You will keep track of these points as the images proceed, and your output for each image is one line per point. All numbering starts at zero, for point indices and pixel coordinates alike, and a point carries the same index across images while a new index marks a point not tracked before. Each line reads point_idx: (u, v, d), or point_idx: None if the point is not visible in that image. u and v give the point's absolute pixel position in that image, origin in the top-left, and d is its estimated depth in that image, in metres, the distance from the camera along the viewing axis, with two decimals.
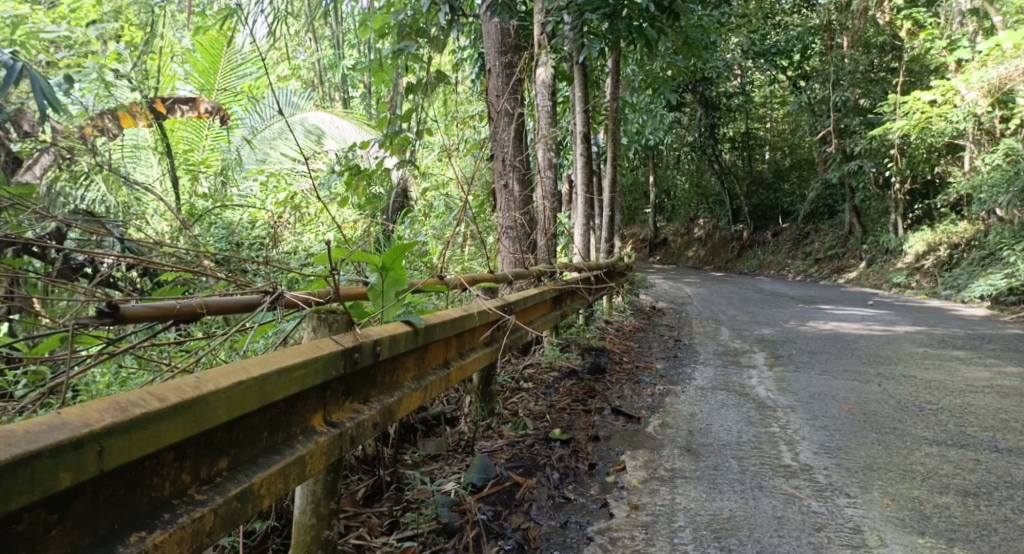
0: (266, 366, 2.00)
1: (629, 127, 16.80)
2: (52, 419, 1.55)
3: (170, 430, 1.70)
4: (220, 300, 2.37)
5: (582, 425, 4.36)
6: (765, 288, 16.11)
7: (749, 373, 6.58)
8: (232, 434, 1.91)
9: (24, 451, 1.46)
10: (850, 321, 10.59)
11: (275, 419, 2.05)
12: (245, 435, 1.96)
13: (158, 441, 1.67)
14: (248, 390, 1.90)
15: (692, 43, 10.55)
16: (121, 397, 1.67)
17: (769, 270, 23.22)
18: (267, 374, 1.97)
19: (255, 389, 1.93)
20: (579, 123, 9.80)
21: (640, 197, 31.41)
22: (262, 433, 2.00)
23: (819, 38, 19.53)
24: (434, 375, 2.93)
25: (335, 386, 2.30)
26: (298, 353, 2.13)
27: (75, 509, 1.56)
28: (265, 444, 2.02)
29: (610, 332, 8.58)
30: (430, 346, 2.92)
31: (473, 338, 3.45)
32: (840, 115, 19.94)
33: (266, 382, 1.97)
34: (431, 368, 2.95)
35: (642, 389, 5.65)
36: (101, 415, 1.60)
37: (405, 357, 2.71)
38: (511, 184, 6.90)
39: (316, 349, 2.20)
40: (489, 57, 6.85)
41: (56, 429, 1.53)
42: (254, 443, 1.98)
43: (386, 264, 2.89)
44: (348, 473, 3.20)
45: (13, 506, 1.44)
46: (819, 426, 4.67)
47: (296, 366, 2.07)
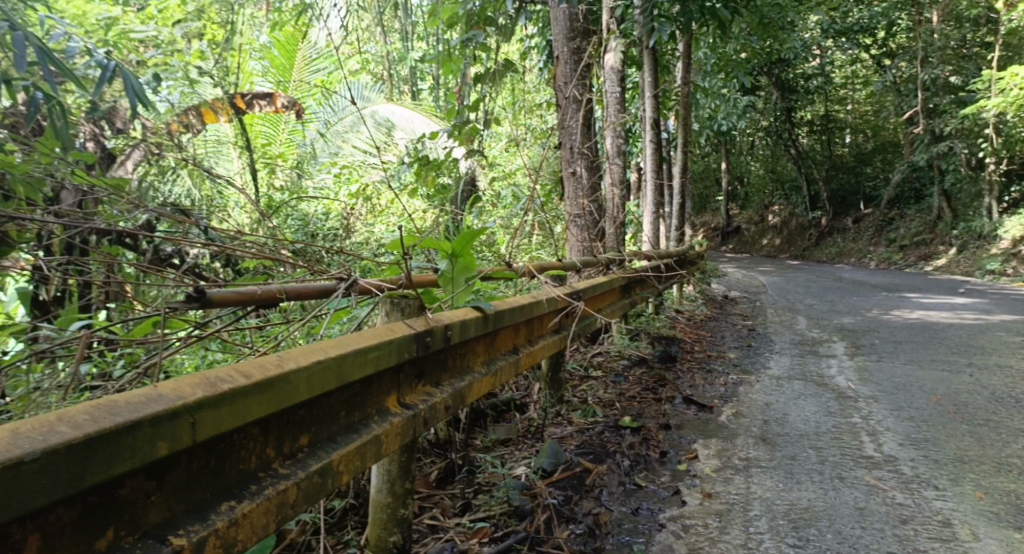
0: (343, 347, 2.07)
1: (701, 112, 16.50)
2: (150, 392, 1.64)
3: (256, 405, 1.77)
4: (299, 286, 2.45)
5: (653, 414, 4.34)
6: (845, 277, 15.60)
7: (829, 363, 6.41)
8: (312, 411, 1.98)
9: (127, 419, 1.54)
10: (937, 310, 10.18)
11: (352, 399, 2.12)
12: (324, 413, 2.03)
13: (245, 415, 1.74)
14: (327, 370, 1.97)
15: (768, 24, 10.28)
16: (211, 373, 1.75)
17: (851, 257, 22.48)
18: (345, 354, 2.04)
19: (334, 368, 2.00)
20: (648, 109, 9.67)
21: (712, 184, 30.82)
22: (339, 412, 2.08)
23: (905, 13, 18.77)
24: (503, 360, 2.97)
25: (408, 369, 2.36)
26: (372, 336, 2.19)
27: (171, 477, 1.64)
28: (343, 423, 2.09)
29: (681, 321, 8.48)
30: (500, 332, 2.96)
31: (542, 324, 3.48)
32: (929, 94, 19.08)
33: (343, 362, 2.03)
34: (500, 353, 2.99)
35: (714, 378, 5.57)
36: (194, 389, 1.68)
37: (475, 342, 2.75)
38: (580, 172, 6.84)
39: (390, 332, 2.26)
40: (556, 44, 6.81)
41: (154, 400, 1.61)
42: (332, 421, 2.05)
43: (455, 251, 2.93)
44: (421, 456, 3.27)
45: (117, 471, 1.52)
46: (905, 418, 4.51)
47: (371, 347, 2.13)
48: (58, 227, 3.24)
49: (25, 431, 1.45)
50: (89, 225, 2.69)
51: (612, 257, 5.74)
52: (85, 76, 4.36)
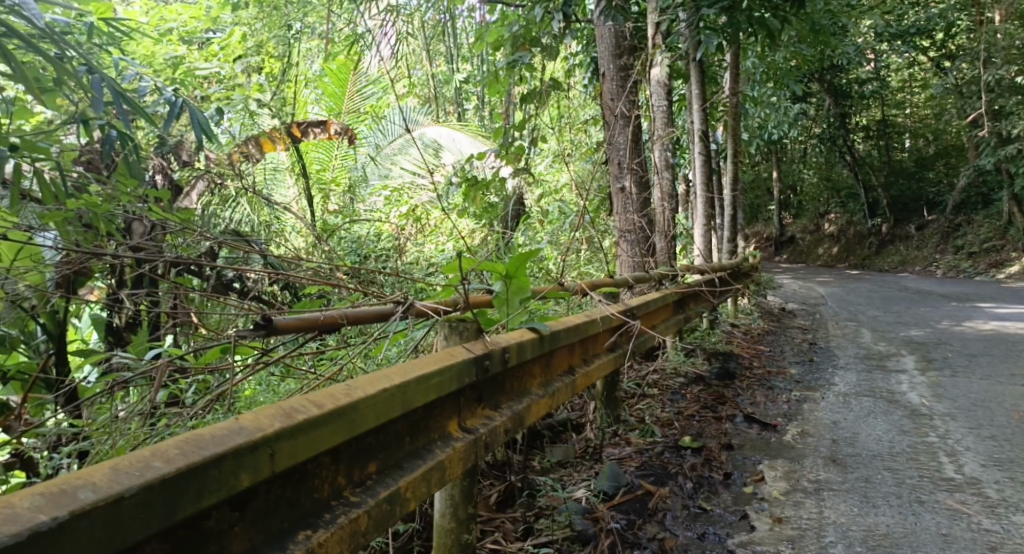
0: (407, 373, 2.07)
1: (751, 123, 16.28)
2: (230, 424, 1.65)
3: (330, 435, 1.78)
4: (358, 311, 2.47)
5: (715, 434, 4.25)
6: (909, 286, 15.13)
7: (897, 379, 6.20)
8: (378, 438, 1.99)
9: (213, 453, 1.55)
10: (1010, 320, 9.80)
11: (416, 425, 2.13)
12: (390, 439, 2.03)
13: (320, 445, 1.75)
14: (394, 397, 1.98)
15: (820, 31, 10.12)
16: (286, 404, 1.77)
17: (915, 266, 21.81)
18: (410, 381, 2.04)
19: (400, 395, 2.00)
20: (697, 121, 9.59)
21: (764, 195, 30.32)
22: (404, 438, 2.09)
23: (964, 14, 18.26)
24: (560, 381, 2.94)
25: (468, 393, 2.36)
26: (434, 362, 2.19)
27: (252, 508, 1.65)
28: (408, 449, 2.10)
29: (738, 336, 8.32)
30: (556, 353, 2.93)
31: (598, 343, 3.45)
32: (992, 96, 18.49)
33: (409, 388, 2.04)
34: (557, 374, 2.96)
35: (776, 395, 5.44)
36: (272, 421, 1.69)
37: (533, 364, 2.73)
38: (630, 188, 6.74)
39: (451, 356, 2.26)
40: (602, 61, 6.81)
41: (236, 433, 1.63)
42: (398, 448, 2.06)
43: (509, 273, 2.89)
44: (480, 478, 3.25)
45: (205, 504, 1.53)
46: (984, 437, 4.33)
47: (434, 373, 2.13)
48: (130, 259, 3.33)
49: (122, 467, 1.46)
50: (158, 256, 2.77)
51: (666, 273, 5.64)
52: (153, 111, 4.51)
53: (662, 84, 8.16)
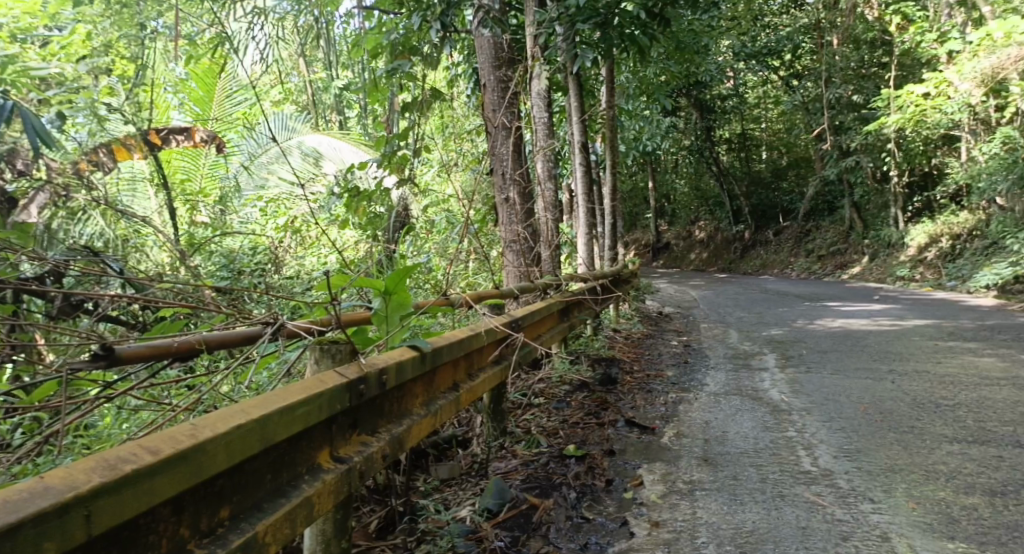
0: (265, 407, 1.96)
1: (626, 134, 16.80)
2: (37, 484, 1.52)
3: (164, 485, 1.66)
4: (220, 334, 2.33)
5: (597, 441, 4.30)
6: (771, 289, 16.04)
7: (761, 377, 6.52)
8: (232, 481, 1.87)
9: (6, 522, 1.42)
10: (857, 318, 10.54)
11: (279, 460, 2.01)
12: (248, 480, 1.92)
13: (150, 500, 1.63)
14: (247, 434, 1.86)
15: (685, 47, 10.58)
16: (112, 453, 1.64)
17: (774, 269, 23.16)
18: (267, 415, 1.93)
19: (254, 431, 1.89)
20: (575, 132, 9.77)
21: (640, 202, 31.35)
22: (265, 476, 1.97)
23: (809, 36, 19.60)
24: (443, 398, 2.88)
25: (340, 420, 2.26)
26: (299, 391, 2.09)
27: None
28: (269, 487, 1.98)
29: (619, 341, 8.52)
30: (439, 369, 2.87)
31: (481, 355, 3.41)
32: (835, 112, 19.94)
33: (266, 423, 1.92)
34: (440, 392, 2.90)
35: (655, 398, 5.60)
36: (89, 476, 1.56)
37: (414, 383, 2.67)
38: (513, 198, 6.82)
39: (321, 383, 2.17)
40: (483, 72, 6.77)
41: (40, 496, 1.49)
42: (257, 487, 1.94)
43: (388, 288, 2.82)
44: (360, 505, 3.16)
45: None
46: (835, 429, 4.60)
47: (297, 404, 2.03)
48: None
49: None
50: None
51: (550, 282, 5.73)
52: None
53: (542, 95, 8.37)
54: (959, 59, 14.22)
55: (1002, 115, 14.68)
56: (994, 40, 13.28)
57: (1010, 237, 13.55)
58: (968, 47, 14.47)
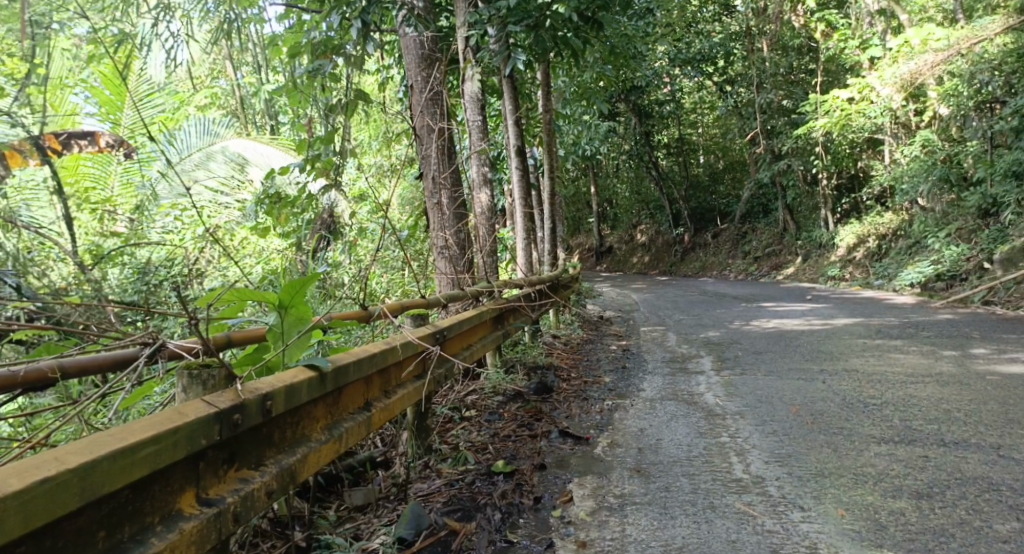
0: (92, 452, 1.75)
1: (564, 139, 16.81)
2: None
3: None
4: (77, 360, 2.21)
5: (528, 454, 4.17)
6: (709, 290, 16.22)
7: (697, 380, 6.50)
8: (44, 544, 1.66)
9: None
10: (790, 318, 10.68)
11: (118, 513, 1.81)
12: (70, 540, 1.71)
13: None
14: (58, 490, 1.65)
15: (619, 52, 10.60)
16: None
17: (712, 271, 23.50)
18: (90, 461, 1.71)
19: (69, 484, 1.67)
20: (512, 136, 9.64)
21: (582, 207, 31.51)
22: (97, 532, 1.76)
23: (740, 43, 19.96)
24: (351, 421, 2.71)
25: (211, 456, 2.07)
26: (145, 429, 1.88)
27: None
28: (104, 546, 1.77)
29: (558, 347, 8.42)
30: (345, 390, 2.71)
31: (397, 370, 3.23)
32: (766, 117, 20.34)
33: (88, 473, 1.71)
34: (348, 413, 2.73)
35: (590, 406, 5.51)
36: None
37: (310, 407, 2.48)
38: (444, 203, 6.70)
39: (181, 415, 1.97)
40: (409, 73, 6.68)
41: None
42: (86, 547, 1.73)
43: (283, 302, 2.61)
44: (260, 540, 2.92)
45: None
46: (767, 432, 4.58)
47: (135, 447, 1.82)
48: None
49: None
50: None
51: (483, 289, 5.57)
52: None
53: (476, 99, 8.26)
54: (881, 64, 14.67)
55: (923, 118, 15.15)
56: (912, 47, 13.75)
57: (933, 236, 13.98)
58: (889, 53, 14.88)
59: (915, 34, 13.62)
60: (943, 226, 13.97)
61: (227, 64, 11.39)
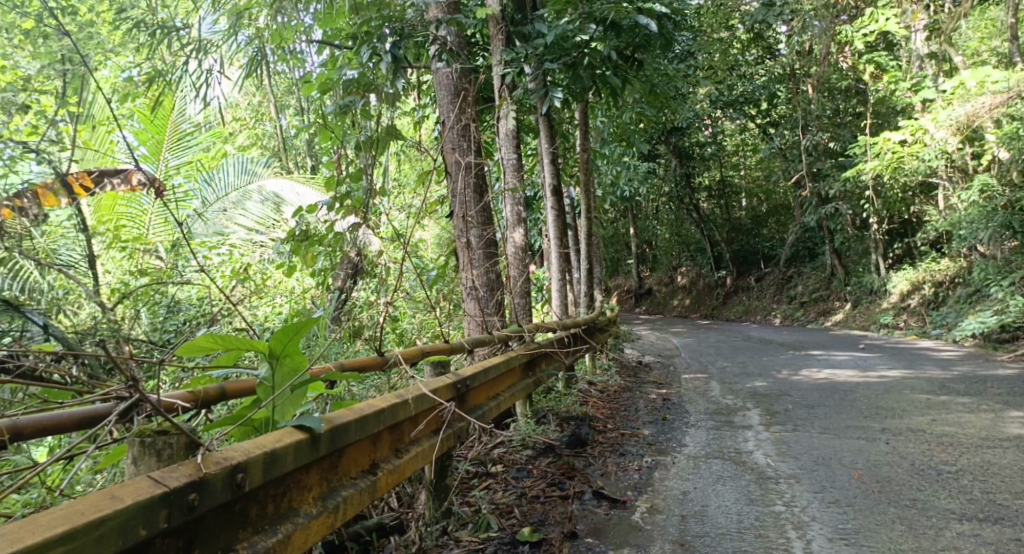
0: None
1: (604, 178, 16.47)
2: None
3: None
4: (30, 420, 1.99)
5: (558, 521, 3.78)
6: (754, 336, 15.60)
7: (745, 436, 6.01)
8: None
9: None
10: (843, 368, 10.09)
11: None
12: None
13: None
14: None
15: (660, 91, 10.27)
16: None
17: (756, 316, 22.84)
18: None
19: None
20: (548, 175, 9.29)
21: (623, 248, 31.03)
22: None
23: (784, 85, 19.52)
24: (352, 488, 2.37)
25: (161, 544, 1.79)
26: (64, 521, 1.64)
27: None
28: None
29: (595, 395, 7.97)
30: (344, 452, 2.37)
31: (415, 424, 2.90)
32: (811, 160, 19.85)
33: None
34: (349, 478, 2.40)
35: (628, 463, 5.06)
36: None
37: (298, 474, 2.17)
38: (474, 243, 6.34)
39: (113, 502, 1.72)
40: (441, 109, 6.39)
41: None
42: None
43: (273, 351, 2.35)
44: None
45: None
46: (826, 501, 4.12)
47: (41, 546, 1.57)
48: None
49: None
50: None
51: (511, 333, 5.24)
52: None
53: (512, 136, 7.96)
54: (933, 106, 14.14)
55: (980, 163, 14.47)
56: (967, 89, 13.23)
57: (995, 284, 13.27)
58: (943, 95, 14.31)
59: (971, 75, 13.09)
60: (1005, 274, 13.25)
61: (265, 101, 11.32)
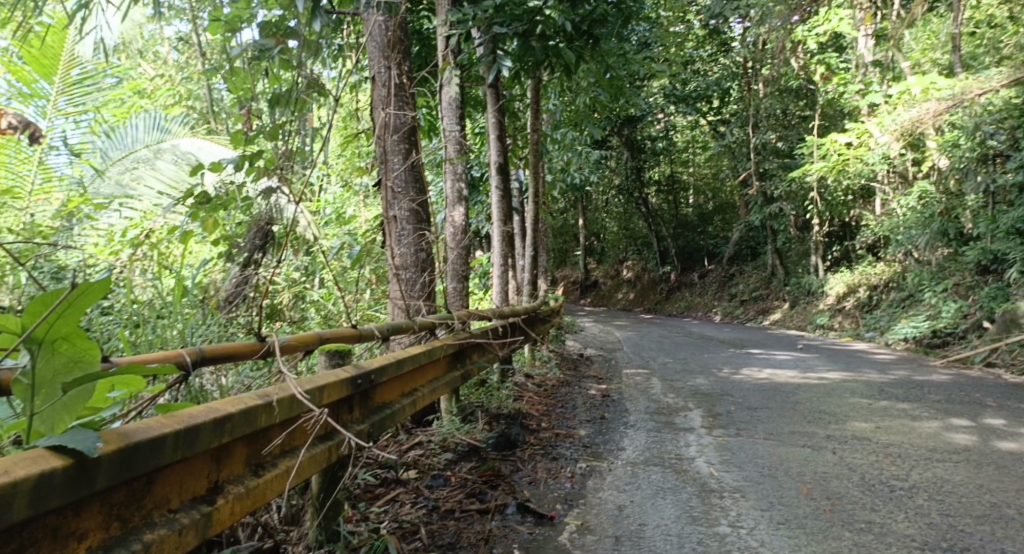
0: None
1: (553, 164, 15.92)
2: None
3: None
4: None
5: (471, 544, 3.28)
6: (695, 332, 15.32)
7: (686, 440, 5.56)
8: None
9: None
10: (785, 368, 9.78)
11: None
12: None
13: None
14: None
15: (615, 73, 9.71)
16: None
17: (697, 312, 22.68)
18: None
19: None
20: (493, 151, 8.60)
21: (570, 240, 30.66)
22: None
23: (736, 82, 19.22)
24: (162, 528, 1.91)
25: None
26: None
27: None
28: None
29: (529, 389, 7.46)
30: (152, 483, 1.91)
31: (273, 437, 2.42)
32: (760, 158, 19.57)
33: None
34: (162, 514, 1.94)
35: (559, 469, 4.53)
36: None
37: (49, 520, 1.67)
38: (403, 216, 5.69)
39: None
40: (371, 64, 5.68)
41: None
42: None
43: (32, 339, 1.88)
44: None
45: None
46: (775, 522, 3.67)
47: None
48: None
49: None
50: None
51: (438, 320, 4.67)
52: None
53: (454, 106, 7.30)
54: (881, 108, 14.00)
55: (922, 169, 14.38)
56: (913, 95, 13.08)
57: (929, 289, 13.13)
58: (890, 100, 14.14)
59: (917, 81, 12.88)
60: (940, 280, 13.10)
61: (190, 59, 10.41)
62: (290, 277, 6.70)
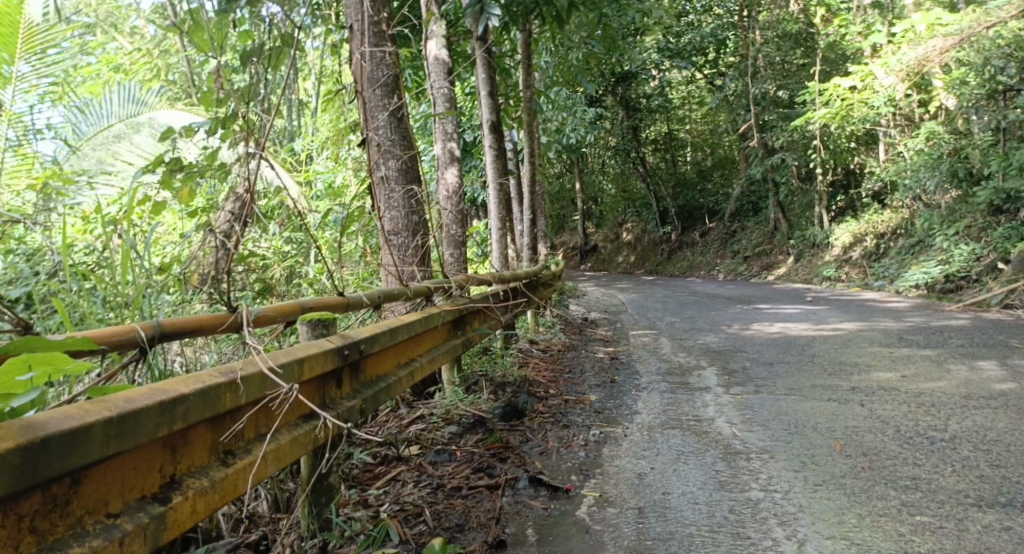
0: None
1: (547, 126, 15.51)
2: None
3: None
4: None
5: (481, 524, 3.00)
6: (700, 291, 14.99)
7: (702, 400, 5.27)
8: None
9: None
10: (796, 321, 9.48)
11: None
12: None
13: None
14: None
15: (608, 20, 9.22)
16: None
17: (700, 271, 22.35)
18: None
19: None
20: (485, 109, 8.17)
21: (568, 204, 30.19)
22: None
23: (733, 31, 18.76)
24: (97, 536, 1.63)
25: None
26: None
27: None
28: None
29: (535, 355, 7.17)
30: (80, 482, 1.63)
31: (242, 420, 2.15)
32: (760, 109, 18.97)
33: None
34: (96, 519, 1.66)
35: (571, 437, 4.24)
36: None
37: None
38: (392, 175, 5.36)
39: None
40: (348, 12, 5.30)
41: None
42: None
43: None
44: None
45: None
46: (811, 484, 3.38)
47: None
48: None
49: None
50: None
51: (434, 284, 4.37)
52: None
53: (440, 62, 6.92)
54: (885, 49, 13.59)
55: (928, 110, 14.01)
56: (918, 33, 12.68)
57: (940, 233, 12.82)
58: (893, 39, 13.76)
59: (921, 18, 12.46)
60: (951, 223, 12.77)
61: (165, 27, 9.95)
62: (279, 251, 6.36)
